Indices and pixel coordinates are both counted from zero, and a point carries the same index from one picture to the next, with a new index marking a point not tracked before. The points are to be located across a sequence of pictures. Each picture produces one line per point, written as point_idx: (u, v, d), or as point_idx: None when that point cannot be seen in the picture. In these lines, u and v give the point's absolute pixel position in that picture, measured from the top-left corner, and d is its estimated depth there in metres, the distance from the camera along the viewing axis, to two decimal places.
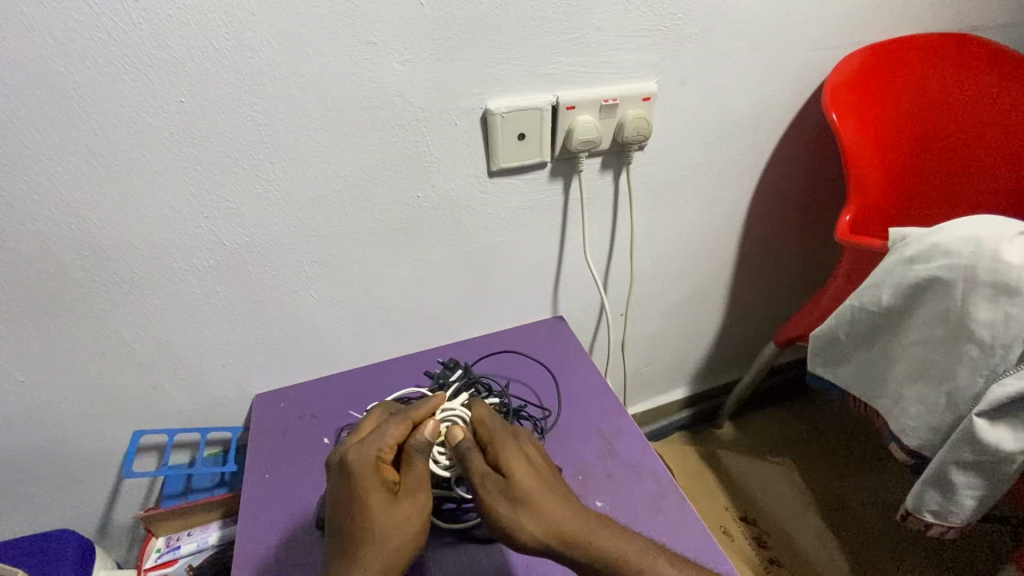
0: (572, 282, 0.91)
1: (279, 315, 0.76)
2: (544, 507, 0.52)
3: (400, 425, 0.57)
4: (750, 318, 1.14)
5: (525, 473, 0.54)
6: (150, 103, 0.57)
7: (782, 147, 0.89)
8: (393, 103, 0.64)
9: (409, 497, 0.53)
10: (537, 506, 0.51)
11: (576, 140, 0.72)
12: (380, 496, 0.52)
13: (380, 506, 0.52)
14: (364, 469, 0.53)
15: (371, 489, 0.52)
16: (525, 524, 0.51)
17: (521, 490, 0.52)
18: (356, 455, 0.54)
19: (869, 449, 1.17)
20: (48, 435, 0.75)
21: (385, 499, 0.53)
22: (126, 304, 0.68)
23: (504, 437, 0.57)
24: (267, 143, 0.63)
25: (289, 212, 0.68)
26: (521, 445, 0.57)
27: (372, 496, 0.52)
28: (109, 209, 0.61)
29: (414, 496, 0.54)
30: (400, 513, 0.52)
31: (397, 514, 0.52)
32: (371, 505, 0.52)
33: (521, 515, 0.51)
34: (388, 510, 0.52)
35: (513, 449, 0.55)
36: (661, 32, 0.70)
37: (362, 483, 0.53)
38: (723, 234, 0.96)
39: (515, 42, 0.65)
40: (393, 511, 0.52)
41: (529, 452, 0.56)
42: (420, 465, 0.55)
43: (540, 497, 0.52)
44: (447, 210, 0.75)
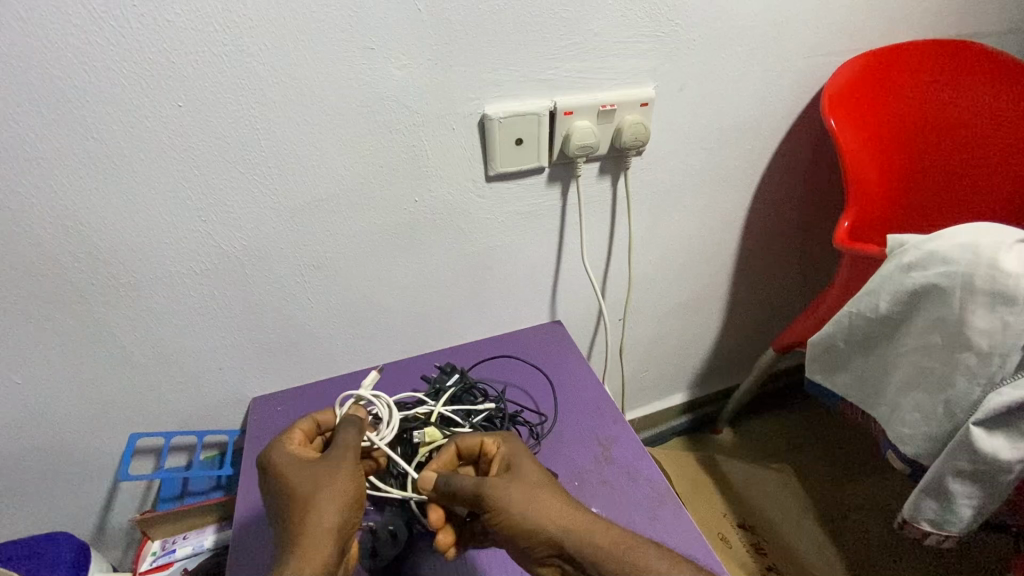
0: (570, 287, 0.91)
1: (275, 319, 0.76)
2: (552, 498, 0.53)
3: (305, 422, 0.60)
4: (749, 323, 1.14)
5: (534, 471, 0.56)
6: (148, 108, 0.57)
7: (780, 153, 0.89)
8: (390, 108, 0.64)
9: (329, 460, 0.54)
10: (546, 497, 0.53)
11: (574, 145, 0.72)
12: (295, 470, 0.53)
13: (298, 477, 0.53)
14: (275, 453, 0.55)
15: (287, 465, 0.54)
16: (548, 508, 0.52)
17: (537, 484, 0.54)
18: (268, 449, 0.56)
19: (868, 456, 1.17)
20: (44, 437, 0.75)
21: (301, 470, 0.53)
22: (123, 307, 0.69)
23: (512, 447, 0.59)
24: (265, 147, 0.63)
25: (286, 215, 0.68)
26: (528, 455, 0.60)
27: (288, 472, 0.53)
28: (106, 213, 0.61)
29: (333, 459, 0.54)
30: (317, 475, 0.52)
31: (317, 480, 0.52)
32: (287, 479, 0.53)
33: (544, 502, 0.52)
34: (305, 477, 0.52)
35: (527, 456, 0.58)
36: (659, 38, 0.70)
37: (274, 464, 0.54)
38: (721, 239, 0.96)
39: (513, 48, 0.65)
40: (310, 476, 0.52)
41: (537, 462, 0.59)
42: (345, 434, 0.56)
43: (548, 490, 0.54)
44: (445, 214, 0.75)
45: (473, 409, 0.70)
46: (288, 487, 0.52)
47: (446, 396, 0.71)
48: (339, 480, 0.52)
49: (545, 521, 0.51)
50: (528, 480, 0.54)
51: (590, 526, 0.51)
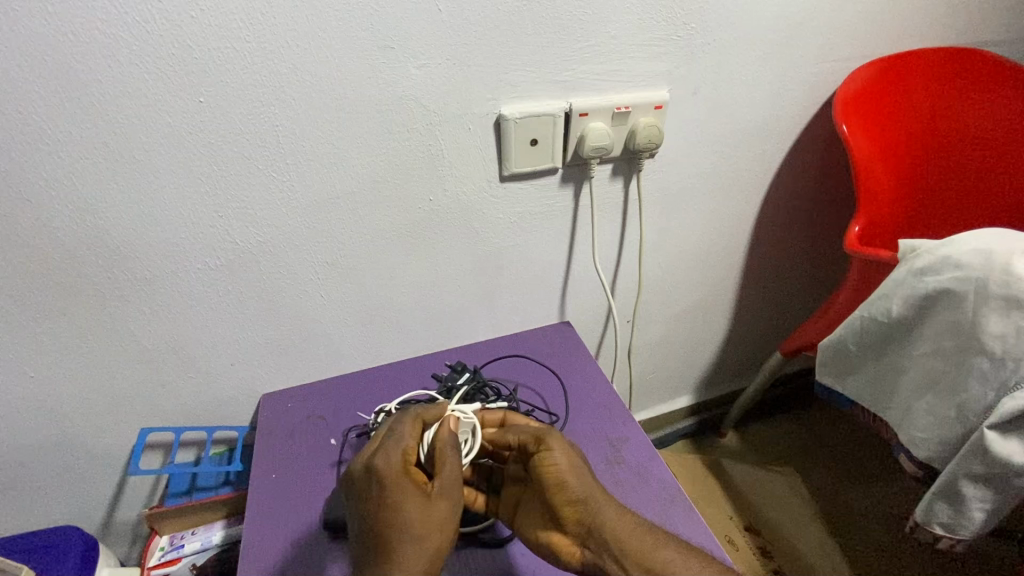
0: (580, 288, 0.91)
1: (288, 315, 0.77)
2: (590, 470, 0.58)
3: (411, 425, 0.59)
4: (757, 327, 1.14)
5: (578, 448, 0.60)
6: (169, 103, 0.57)
7: (791, 157, 0.90)
8: (408, 108, 0.65)
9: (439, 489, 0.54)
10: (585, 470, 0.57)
11: (588, 147, 0.72)
12: (407, 490, 0.53)
13: (409, 498, 0.53)
14: (387, 467, 0.55)
15: (399, 483, 0.54)
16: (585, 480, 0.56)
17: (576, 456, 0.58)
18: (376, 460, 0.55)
19: (874, 461, 1.17)
20: (56, 430, 0.75)
21: (409, 490, 0.53)
22: (138, 301, 0.69)
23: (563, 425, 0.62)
24: (283, 144, 0.63)
25: (302, 212, 0.68)
26: None
27: (398, 492, 0.53)
28: (124, 207, 0.62)
29: (445, 488, 0.54)
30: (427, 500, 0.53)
31: (424, 508, 0.53)
32: (397, 499, 0.53)
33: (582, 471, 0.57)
34: (415, 499, 0.53)
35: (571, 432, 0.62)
36: (674, 41, 0.71)
37: (388, 476, 0.54)
38: (731, 243, 0.97)
39: (529, 50, 0.65)
40: (420, 501, 0.53)
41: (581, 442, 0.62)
42: (450, 461, 0.55)
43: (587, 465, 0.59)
44: (458, 213, 0.75)
45: (486, 408, 0.70)
46: (397, 506, 0.52)
47: (459, 394, 0.71)
48: (446, 510, 0.53)
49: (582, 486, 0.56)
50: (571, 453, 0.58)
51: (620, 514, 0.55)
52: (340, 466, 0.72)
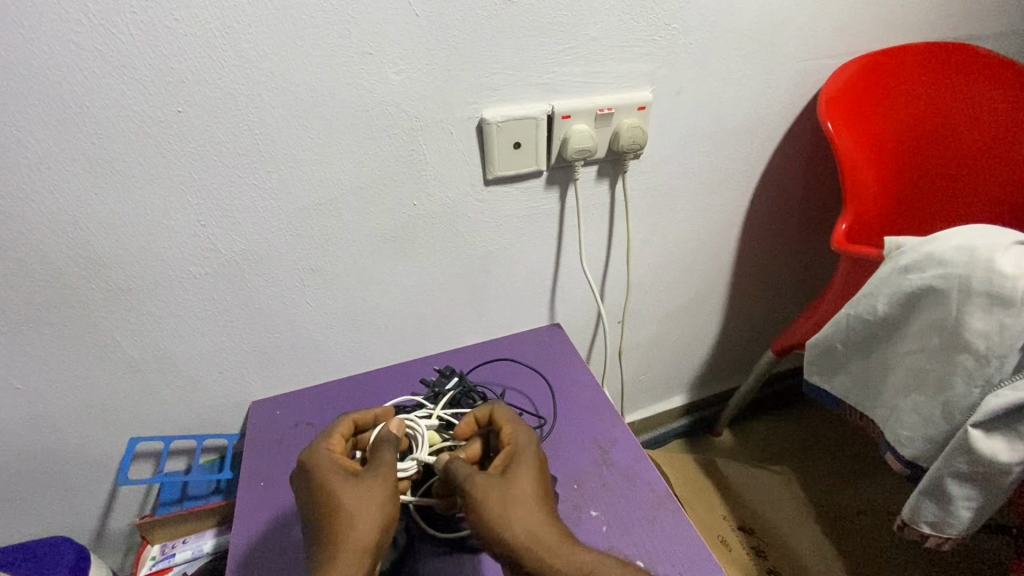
0: (568, 290, 0.91)
1: (275, 323, 0.77)
2: (542, 509, 0.51)
3: (343, 424, 0.62)
4: (749, 326, 1.14)
5: (528, 488, 0.52)
6: (147, 113, 0.57)
7: (778, 155, 0.90)
8: (389, 113, 0.65)
9: (371, 469, 0.55)
10: (524, 518, 0.50)
11: (571, 149, 0.72)
12: (335, 474, 0.55)
13: (336, 482, 0.54)
14: (320, 458, 0.57)
15: (332, 470, 0.55)
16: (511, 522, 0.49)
17: (513, 494, 0.51)
18: (304, 458, 0.58)
19: (869, 458, 1.17)
20: (44, 441, 0.75)
21: (336, 476, 0.55)
22: (123, 311, 0.69)
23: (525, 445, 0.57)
24: (264, 152, 0.63)
25: (285, 219, 0.68)
26: (537, 452, 0.57)
27: (328, 479, 0.54)
28: (106, 217, 0.62)
29: (378, 469, 0.55)
30: (360, 479, 0.54)
31: (353, 490, 0.53)
32: (327, 485, 0.54)
33: (506, 513, 0.50)
34: (345, 480, 0.54)
35: (526, 460, 0.55)
36: (657, 42, 0.71)
37: (320, 464, 0.56)
38: (720, 242, 0.96)
39: (510, 54, 0.65)
40: (353, 481, 0.54)
41: (543, 464, 0.56)
42: (384, 453, 0.58)
43: (530, 511, 0.50)
44: (443, 217, 0.75)
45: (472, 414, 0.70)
46: (330, 489, 0.53)
47: (444, 399, 0.71)
48: (375, 491, 0.53)
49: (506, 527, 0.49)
50: (508, 490, 0.52)
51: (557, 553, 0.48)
52: None
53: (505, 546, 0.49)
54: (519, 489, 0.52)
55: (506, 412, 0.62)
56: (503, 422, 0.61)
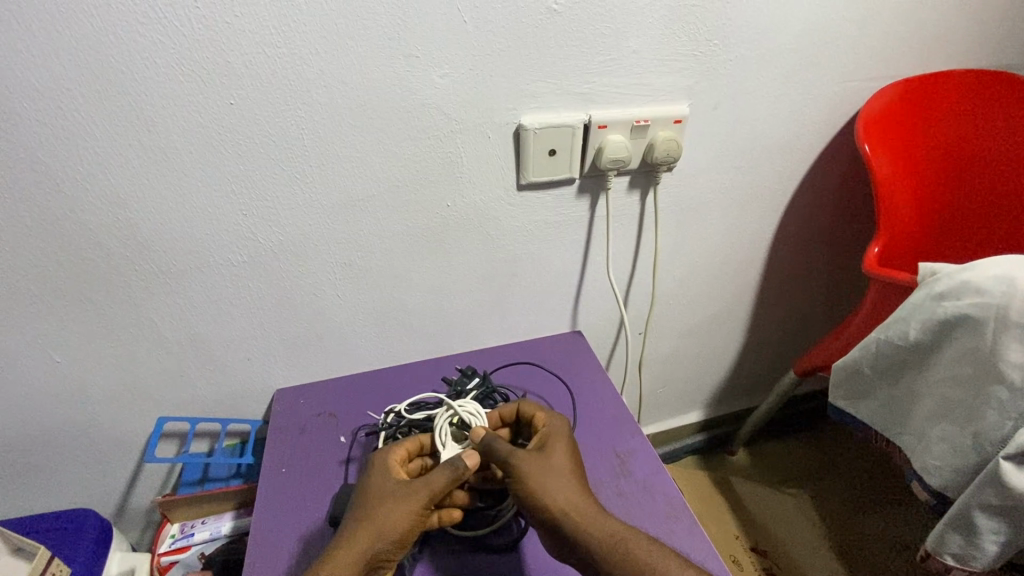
0: (592, 298, 0.91)
1: (305, 314, 0.78)
2: (579, 485, 0.56)
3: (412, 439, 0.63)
4: (771, 345, 1.13)
5: (568, 460, 0.58)
6: (201, 104, 0.59)
7: (811, 175, 0.89)
8: (430, 115, 0.66)
9: (406, 487, 0.56)
10: (567, 481, 0.55)
11: (606, 159, 0.73)
12: (382, 473, 0.58)
13: (376, 479, 0.58)
14: (377, 460, 0.60)
15: (380, 473, 0.58)
16: (553, 492, 0.54)
17: (554, 468, 0.56)
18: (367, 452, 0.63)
19: (889, 486, 1.14)
20: (78, 415, 0.78)
21: (384, 478, 0.58)
22: (162, 293, 0.71)
23: (558, 428, 0.62)
24: (307, 147, 0.65)
25: (323, 213, 0.70)
26: (568, 434, 0.62)
27: (375, 476, 0.58)
28: (154, 201, 0.64)
29: (411, 490, 0.56)
30: (389, 494, 0.56)
31: (385, 498, 0.55)
32: (372, 483, 0.58)
33: (550, 484, 0.55)
34: (381, 489, 0.57)
35: (560, 439, 0.60)
36: (696, 56, 0.71)
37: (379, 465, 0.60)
38: (747, 259, 0.96)
39: (552, 63, 0.66)
40: (384, 489, 0.56)
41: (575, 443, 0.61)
42: (437, 475, 0.56)
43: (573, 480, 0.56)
44: (475, 219, 0.77)
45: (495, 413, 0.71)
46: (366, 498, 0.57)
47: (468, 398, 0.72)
48: (397, 507, 0.54)
49: (551, 499, 0.54)
50: (550, 465, 0.57)
51: (599, 520, 0.53)
52: (348, 464, 0.73)
53: (552, 520, 0.53)
54: (558, 464, 0.57)
55: (530, 404, 0.66)
56: (531, 412, 0.65)
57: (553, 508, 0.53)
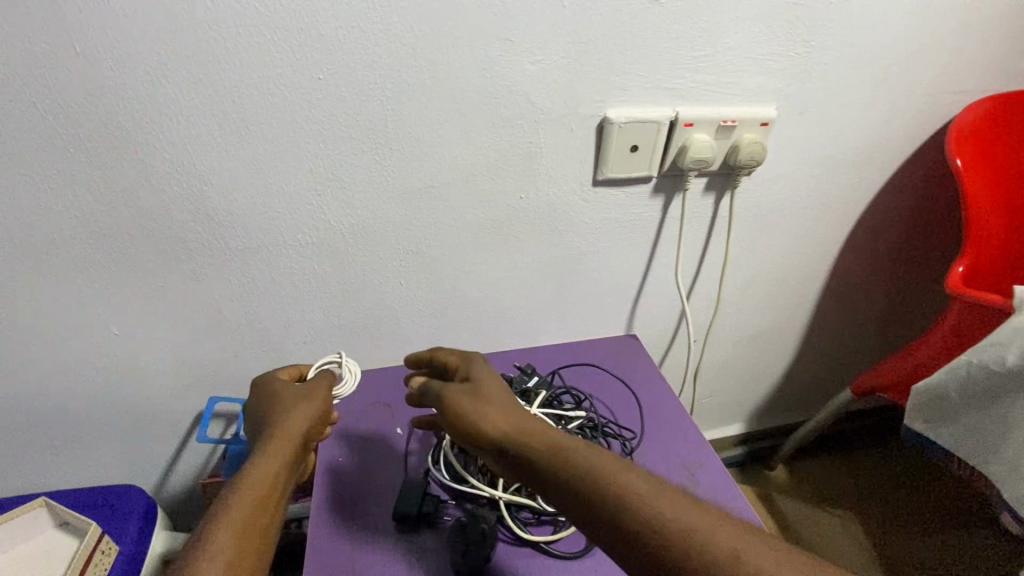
0: (652, 301, 0.89)
1: (366, 300, 0.76)
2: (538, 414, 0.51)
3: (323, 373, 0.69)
4: (823, 360, 1.10)
5: (493, 373, 0.57)
6: (290, 78, 0.57)
7: (888, 187, 0.86)
8: (517, 103, 0.64)
9: (304, 389, 0.63)
10: (494, 404, 0.52)
11: (689, 158, 0.70)
12: (281, 384, 0.64)
13: (285, 391, 0.63)
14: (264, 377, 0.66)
15: (273, 391, 0.63)
16: (489, 416, 0.51)
17: (482, 393, 0.53)
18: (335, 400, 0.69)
19: (941, 511, 1.10)
20: (130, 390, 0.76)
21: (293, 389, 0.63)
22: (226, 271, 0.69)
23: (474, 361, 0.59)
24: (390, 129, 0.63)
25: (398, 197, 0.68)
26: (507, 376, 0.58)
27: (281, 389, 0.63)
28: (230, 176, 0.62)
29: (296, 389, 0.63)
30: (290, 396, 0.62)
31: (290, 399, 0.61)
32: (282, 392, 0.63)
33: (481, 410, 0.51)
34: (286, 394, 0.62)
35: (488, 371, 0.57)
36: (791, 57, 0.69)
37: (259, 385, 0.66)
38: (811, 271, 0.93)
39: (645, 55, 0.64)
40: (285, 394, 0.62)
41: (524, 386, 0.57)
42: (321, 380, 0.66)
43: (498, 385, 0.55)
44: (547, 213, 0.74)
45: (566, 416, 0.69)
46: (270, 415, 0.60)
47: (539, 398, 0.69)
48: (289, 399, 0.61)
49: (488, 425, 0.50)
50: (477, 391, 0.54)
51: (567, 444, 0.47)
52: (407, 456, 0.70)
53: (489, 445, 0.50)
54: (484, 390, 0.54)
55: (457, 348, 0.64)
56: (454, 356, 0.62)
57: (492, 432, 0.50)
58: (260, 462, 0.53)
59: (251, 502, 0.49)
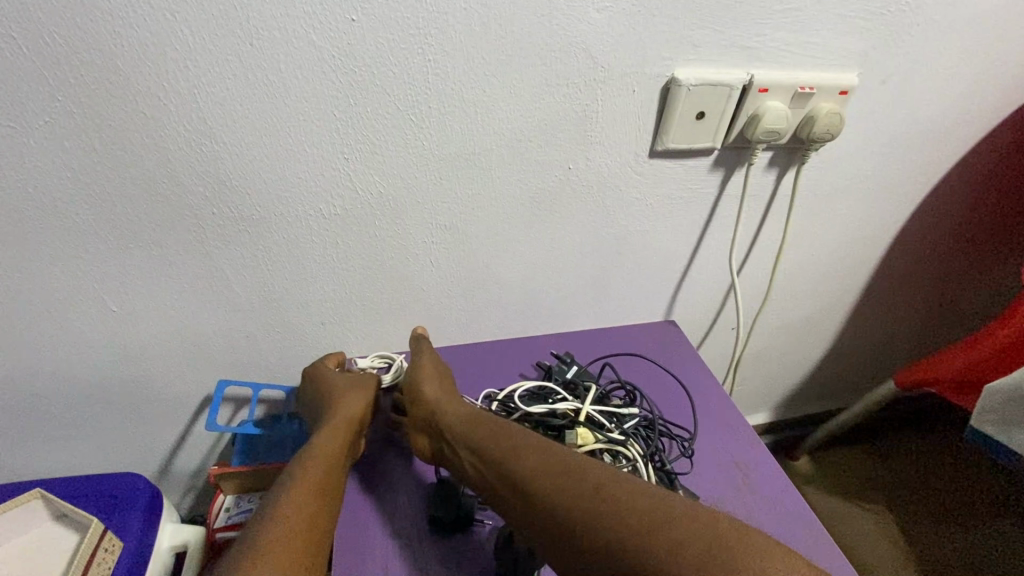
0: (696, 286, 0.82)
1: (391, 279, 0.69)
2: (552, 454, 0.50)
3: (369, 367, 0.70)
4: (860, 350, 1.05)
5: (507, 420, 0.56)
6: (318, 17, 0.48)
7: (958, 168, 0.79)
8: (575, 59, 0.56)
9: (358, 380, 0.65)
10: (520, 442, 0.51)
11: (761, 128, 0.62)
12: (333, 371, 0.66)
13: (340, 378, 0.65)
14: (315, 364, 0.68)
15: (323, 376, 0.65)
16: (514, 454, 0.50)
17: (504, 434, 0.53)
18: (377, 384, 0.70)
19: (966, 506, 1.09)
20: (129, 370, 0.69)
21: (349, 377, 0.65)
22: (238, 244, 0.61)
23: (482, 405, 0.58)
24: (430, 85, 0.54)
25: (435, 165, 0.60)
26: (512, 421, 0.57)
27: (335, 376, 0.65)
28: (245, 134, 0.54)
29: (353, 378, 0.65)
30: (346, 384, 0.64)
31: (347, 387, 0.63)
32: (335, 378, 0.65)
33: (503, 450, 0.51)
34: (342, 380, 0.64)
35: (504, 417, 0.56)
36: (884, 15, 0.60)
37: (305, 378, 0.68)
38: (863, 257, 0.87)
39: (725, 7, 0.56)
40: (339, 381, 0.64)
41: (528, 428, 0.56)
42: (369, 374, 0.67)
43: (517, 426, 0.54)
44: (596, 187, 0.67)
45: (620, 413, 0.63)
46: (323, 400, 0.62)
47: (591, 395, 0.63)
48: (347, 387, 0.63)
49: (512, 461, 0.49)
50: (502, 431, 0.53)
51: (601, 475, 0.45)
52: None
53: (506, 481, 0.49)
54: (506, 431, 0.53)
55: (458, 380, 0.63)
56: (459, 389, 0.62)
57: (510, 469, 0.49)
58: (319, 444, 0.55)
59: (319, 473, 0.51)
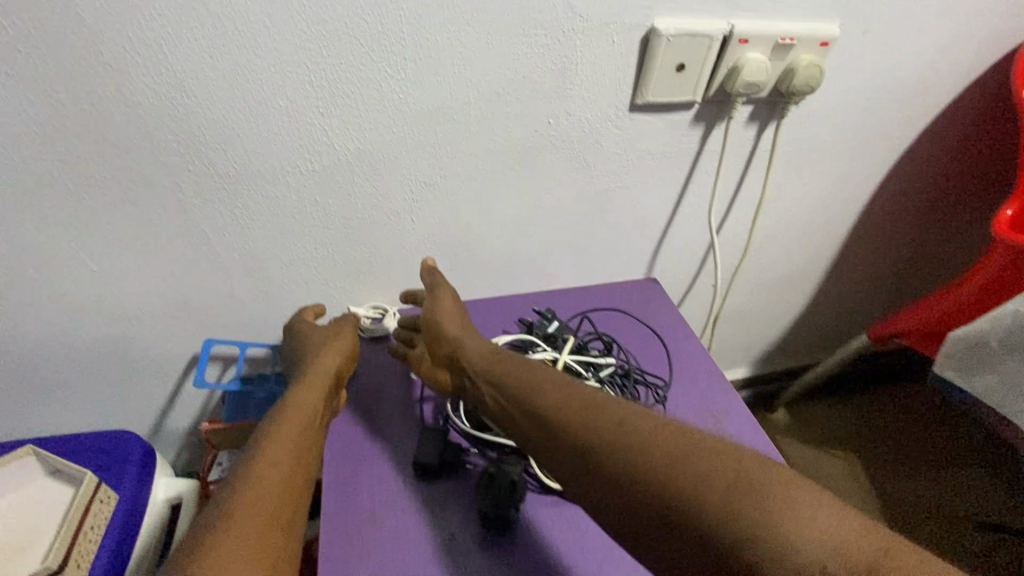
0: (676, 242, 0.83)
1: (373, 237, 0.70)
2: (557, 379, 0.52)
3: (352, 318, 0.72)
4: (837, 306, 1.08)
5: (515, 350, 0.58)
6: None
7: (937, 122, 0.80)
8: (553, 8, 0.55)
9: (338, 333, 0.66)
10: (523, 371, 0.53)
11: (741, 80, 0.62)
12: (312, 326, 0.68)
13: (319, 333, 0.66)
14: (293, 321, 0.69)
15: (303, 332, 0.67)
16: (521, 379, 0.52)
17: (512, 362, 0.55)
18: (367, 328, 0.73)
19: (931, 452, 1.14)
20: (115, 330, 0.70)
21: (330, 330, 0.67)
22: (216, 202, 0.61)
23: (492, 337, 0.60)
24: (405, 35, 0.53)
25: (413, 119, 0.60)
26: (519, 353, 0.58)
27: (316, 331, 0.67)
28: (217, 86, 0.53)
29: (333, 331, 0.67)
30: (325, 338, 0.65)
31: (327, 340, 0.65)
32: (315, 333, 0.66)
33: (509, 376, 0.52)
34: (322, 335, 0.66)
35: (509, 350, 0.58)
36: None
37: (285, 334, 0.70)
38: (842, 213, 0.88)
39: None
40: (319, 336, 0.66)
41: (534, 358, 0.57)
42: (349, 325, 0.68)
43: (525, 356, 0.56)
44: (576, 142, 0.67)
45: (597, 363, 0.65)
46: (303, 356, 0.63)
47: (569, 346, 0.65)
48: (327, 340, 0.64)
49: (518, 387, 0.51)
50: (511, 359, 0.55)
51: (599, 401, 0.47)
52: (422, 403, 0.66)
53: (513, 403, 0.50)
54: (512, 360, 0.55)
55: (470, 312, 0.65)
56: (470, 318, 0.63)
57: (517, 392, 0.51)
58: (297, 394, 0.56)
59: (297, 425, 0.52)
